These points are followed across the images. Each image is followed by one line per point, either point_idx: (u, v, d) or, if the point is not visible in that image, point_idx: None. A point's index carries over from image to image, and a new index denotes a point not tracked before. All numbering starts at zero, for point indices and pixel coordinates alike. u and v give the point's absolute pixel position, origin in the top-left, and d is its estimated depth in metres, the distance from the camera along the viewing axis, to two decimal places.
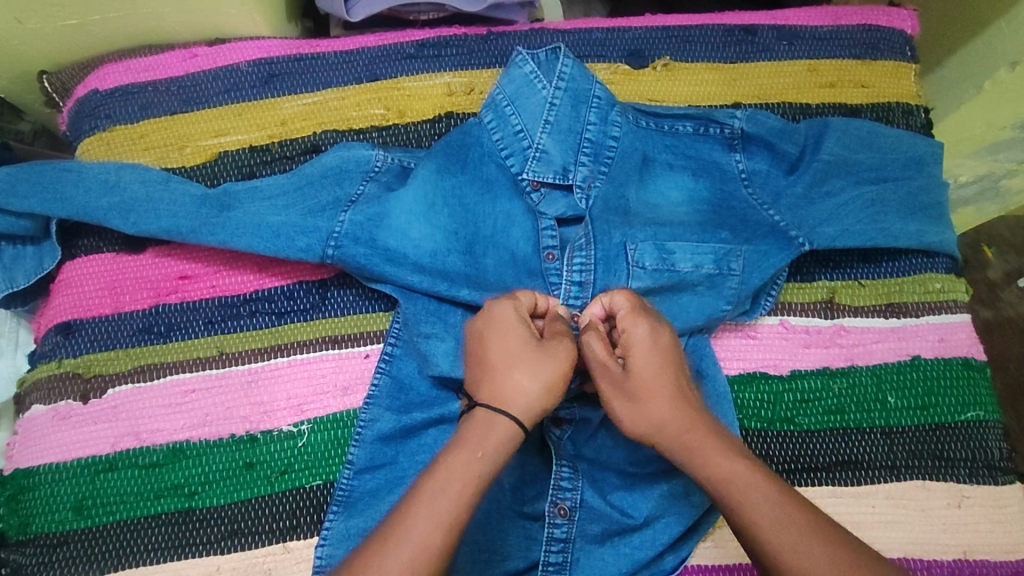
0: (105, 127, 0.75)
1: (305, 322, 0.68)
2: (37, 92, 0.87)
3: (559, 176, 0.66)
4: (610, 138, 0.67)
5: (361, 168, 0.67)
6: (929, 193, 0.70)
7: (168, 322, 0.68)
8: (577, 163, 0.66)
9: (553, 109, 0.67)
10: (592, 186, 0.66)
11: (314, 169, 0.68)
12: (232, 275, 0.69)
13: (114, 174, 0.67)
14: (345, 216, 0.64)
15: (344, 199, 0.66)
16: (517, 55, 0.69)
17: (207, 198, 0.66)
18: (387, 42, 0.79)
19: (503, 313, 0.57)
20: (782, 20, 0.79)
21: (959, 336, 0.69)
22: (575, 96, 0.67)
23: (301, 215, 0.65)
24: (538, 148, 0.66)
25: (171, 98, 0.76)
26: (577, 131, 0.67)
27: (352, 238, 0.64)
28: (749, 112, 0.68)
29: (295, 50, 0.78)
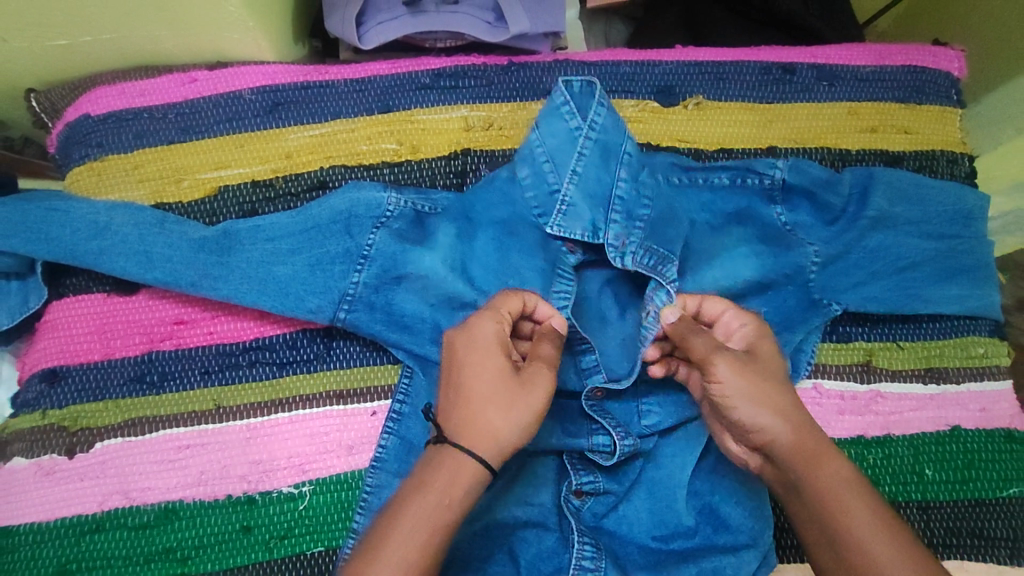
0: (96, 157, 0.71)
1: (308, 375, 0.64)
2: (26, 108, 0.82)
3: (589, 232, 0.61)
4: (643, 198, 0.62)
5: (373, 213, 0.63)
6: (976, 254, 0.67)
7: (161, 371, 0.64)
8: (608, 220, 0.61)
9: (584, 156, 0.62)
10: (626, 242, 0.61)
11: (322, 211, 0.63)
12: (230, 321, 0.65)
13: (104, 214, 0.63)
14: (360, 276, 0.61)
15: (357, 253, 0.61)
16: (557, 83, 0.63)
17: (204, 245, 0.61)
18: (402, 71, 0.74)
19: (490, 330, 0.53)
20: (822, 58, 0.75)
21: (1001, 406, 0.65)
22: (607, 147, 0.62)
23: (308, 267, 0.61)
24: (565, 199, 0.62)
25: (169, 127, 0.71)
26: (608, 182, 0.62)
27: (365, 304, 0.61)
28: (790, 164, 0.64)
29: (303, 78, 0.73)
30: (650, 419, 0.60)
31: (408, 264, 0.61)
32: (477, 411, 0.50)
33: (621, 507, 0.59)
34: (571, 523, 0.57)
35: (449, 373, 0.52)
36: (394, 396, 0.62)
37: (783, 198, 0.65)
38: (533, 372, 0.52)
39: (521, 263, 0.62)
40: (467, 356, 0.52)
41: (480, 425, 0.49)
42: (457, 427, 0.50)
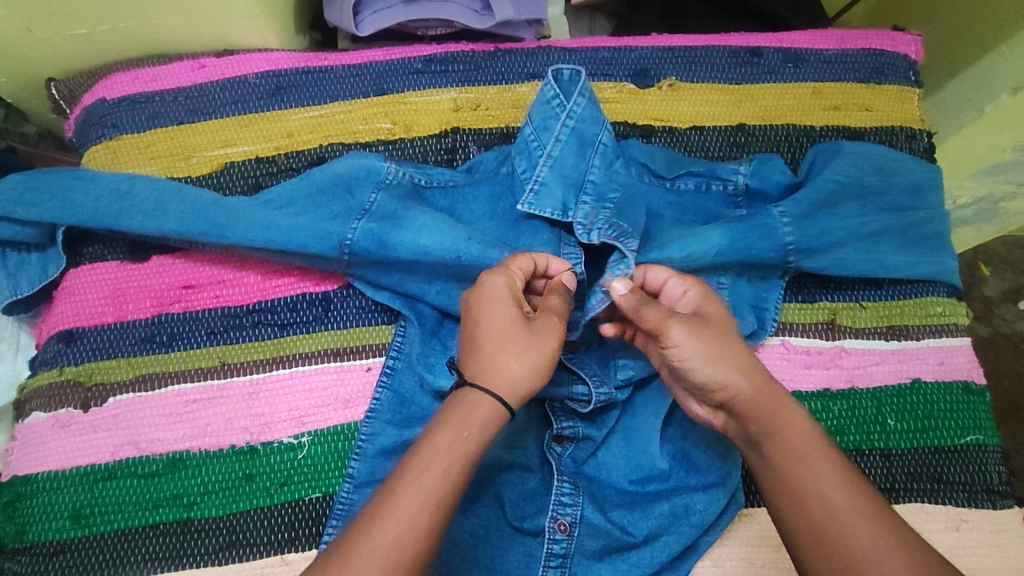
0: (111, 137, 0.76)
1: (307, 334, 0.69)
2: (45, 98, 0.88)
3: (559, 211, 0.66)
4: (615, 184, 0.68)
5: (372, 179, 0.68)
6: (930, 221, 0.72)
7: (170, 332, 0.68)
8: (578, 202, 0.66)
9: (567, 140, 0.68)
10: (594, 220, 0.65)
11: (324, 175, 0.69)
12: (235, 285, 0.70)
13: (126, 183, 0.68)
14: (359, 224, 0.65)
15: (358, 208, 0.67)
16: (552, 68, 0.70)
17: (218, 203, 0.66)
18: (396, 57, 0.79)
19: (503, 285, 0.56)
20: (788, 43, 0.80)
21: (959, 359, 0.69)
22: (586, 132, 0.68)
23: (312, 221, 0.66)
24: (538, 180, 0.67)
25: (179, 108, 0.77)
26: (583, 168, 0.68)
27: (365, 248, 0.65)
28: (754, 164, 0.72)
29: (303, 63, 0.78)
30: (624, 373, 0.63)
31: (403, 213, 0.65)
32: (492, 358, 0.54)
33: (600, 453, 0.63)
34: (553, 466, 0.61)
35: (467, 327, 0.56)
36: (387, 353, 0.67)
37: (746, 202, 0.72)
38: (541, 321, 0.56)
39: (524, 228, 0.68)
40: (482, 310, 0.56)
41: (495, 370, 0.53)
42: (475, 374, 0.54)
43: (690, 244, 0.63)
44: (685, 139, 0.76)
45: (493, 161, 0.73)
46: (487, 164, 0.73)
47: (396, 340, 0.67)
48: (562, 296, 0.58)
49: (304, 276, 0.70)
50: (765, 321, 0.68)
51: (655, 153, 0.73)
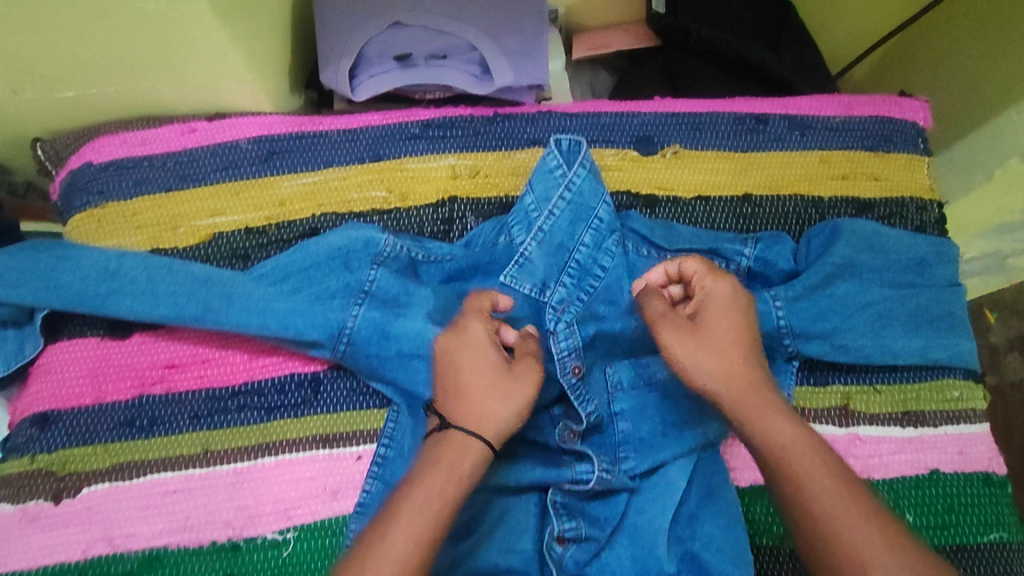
0: (96, 204, 0.73)
1: (296, 419, 0.65)
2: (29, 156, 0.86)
3: (536, 289, 0.67)
4: (600, 265, 0.68)
5: (365, 256, 0.66)
6: (941, 301, 0.69)
7: (151, 416, 0.65)
8: (558, 282, 0.67)
9: (564, 214, 0.67)
10: (566, 308, 0.66)
11: (319, 247, 0.66)
12: (220, 365, 0.67)
13: (115, 261, 0.65)
14: (360, 310, 0.64)
15: (357, 288, 0.65)
16: (552, 141, 0.68)
17: (212, 279, 0.65)
18: (392, 122, 0.77)
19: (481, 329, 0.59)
20: (793, 109, 0.78)
21: (978, 449, 0.66)
22: (577, 209, 0.67)
23: (309, 303, 0.63)
24: (523, 254, 0.66)
25: (168, 175, 0.74)
26: (569, 246, 0.67)
27: (364, 338, 0.64)
28: (759, 247, 0.69)
29: (297, 128, 0.76)
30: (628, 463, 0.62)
31: (408, 298, 0.65)
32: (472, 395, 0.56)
33: (603, 554, 0.59)
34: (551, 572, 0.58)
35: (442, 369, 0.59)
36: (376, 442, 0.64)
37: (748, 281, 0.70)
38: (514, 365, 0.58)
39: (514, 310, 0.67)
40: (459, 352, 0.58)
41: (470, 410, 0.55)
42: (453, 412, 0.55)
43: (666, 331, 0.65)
44: (690, 210, 0.74)
45: (490, 232, 0.71)
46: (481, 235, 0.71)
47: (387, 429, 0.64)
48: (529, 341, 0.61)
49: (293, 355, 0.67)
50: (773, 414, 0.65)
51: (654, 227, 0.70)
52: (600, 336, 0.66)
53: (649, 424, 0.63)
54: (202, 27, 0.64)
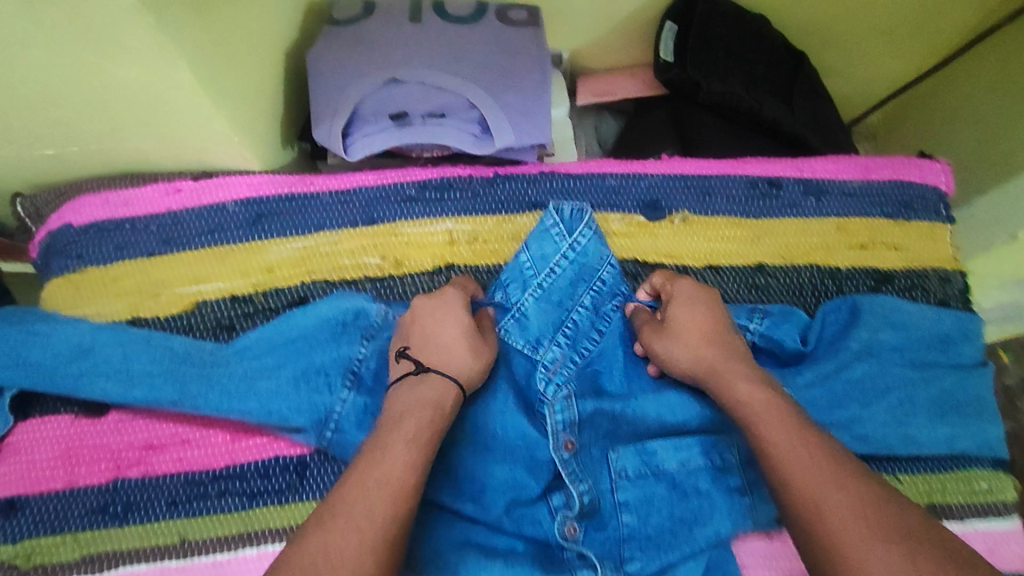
0: (75, 268, 0.70)
1: (280, 506, 0.62)
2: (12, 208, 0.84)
3: (530, 347, 0.64)
4: (596, 331, 0.65)
5: (351, 321, 0.63)
6: (967, 384, 0.65)
7: (126, 501, 0.62)
8: (552, 341, 0.64)
9: (561, 279, 0.65)
10: (558, 369, 0.63)
11: (306, 318, 0.63)
12: (201, 446, 0.63)
13: (89, 337, 0.62)
14: (348, 393, 0.61)
15: (346, 366, 0.62)
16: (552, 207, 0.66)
17: (193, 354, 0.61)
18: (387, 181, 0.73)
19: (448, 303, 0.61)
20: (809, 172, 0.74)
21: (1008, 547, 0.62)
22: (576, 277, 0.66)
23: (293, 383, 0.60)
24: (519, 310, 0.65)
25: (150, 238, 0.71)
26: (567, 313, 0.65)
27: (352, 422, 0.60)
28: (766, 322, 0.64)
29: (287, 188, 0.72)
30: (635, 566, 0.57)
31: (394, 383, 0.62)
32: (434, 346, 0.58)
33: None
34: None
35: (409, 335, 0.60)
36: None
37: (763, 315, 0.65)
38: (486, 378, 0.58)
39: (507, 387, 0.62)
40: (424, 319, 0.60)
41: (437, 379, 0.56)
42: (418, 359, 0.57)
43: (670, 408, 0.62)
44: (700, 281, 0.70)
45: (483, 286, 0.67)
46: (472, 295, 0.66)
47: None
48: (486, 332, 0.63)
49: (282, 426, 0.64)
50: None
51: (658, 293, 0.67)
52: (599, 414, 0.61)
53: (654, 514, 0.59)
54: (185, 92, 0.61)
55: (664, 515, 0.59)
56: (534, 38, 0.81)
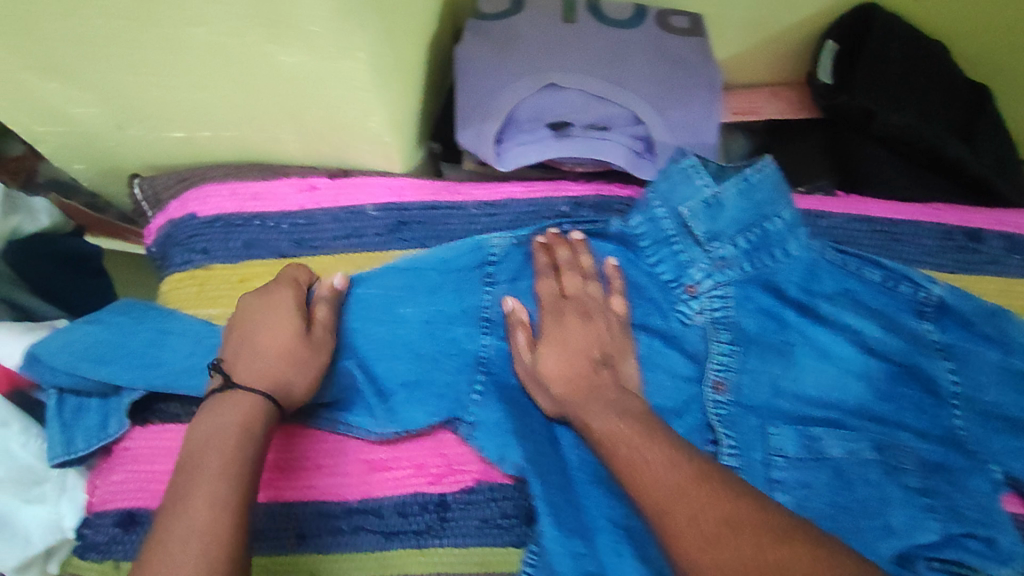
0: (198, 264, 0.66)
1: (418, 550, 0.57)
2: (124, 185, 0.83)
3: (708, 237, 0.62)
4: (781, 249, 0.61)
5: (479, 259, 0.62)
6: None
7: (252, 529, 0.58)
8: (731, 240, 0.62)
9: (714, 211, 0.61)
10: (726, 266, 0.62)
11: (426, 258, 0.62)
12: (335, 475, 0.59)
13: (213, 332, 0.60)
14: (488, 338, 0.62)
15: (477, 313, 0.62)
16: (687, 156, 0.62)
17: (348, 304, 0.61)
18: (538, 195, 0.67)
19: (592, 296, 0.61)
20: (1009, 226, 0.68)
21: None
22: (737, 215, 0.61)
23: (433, 329, 0.61)
24: (710, 199, 0.61)
25: (281, 238, 0.66)
26: (723, 245, 0.62)
27: (501, 363, 0.62)
28: (964, 374, 0.60)
29: (432, 196, 0.67)
30: None
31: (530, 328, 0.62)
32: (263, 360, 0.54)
33: None
34: None
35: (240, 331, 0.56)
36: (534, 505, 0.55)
37: (935, 316, 0.61)
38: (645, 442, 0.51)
39: (653, 361, 0.62)
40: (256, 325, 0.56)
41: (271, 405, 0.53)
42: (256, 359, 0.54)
43: (829, 393, 0.61)
44: None
45: (655, 229, 0.64)
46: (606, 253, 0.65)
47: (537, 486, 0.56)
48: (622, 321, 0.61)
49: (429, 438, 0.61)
50: (1006, 556, 0.53)
51: (823, 248, 0.62)
52: (759, 376, 0.61)
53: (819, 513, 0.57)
54: (340, 91, 0.56)
55: (824, 502, 0.57)
56: (700, 50, 0.73)
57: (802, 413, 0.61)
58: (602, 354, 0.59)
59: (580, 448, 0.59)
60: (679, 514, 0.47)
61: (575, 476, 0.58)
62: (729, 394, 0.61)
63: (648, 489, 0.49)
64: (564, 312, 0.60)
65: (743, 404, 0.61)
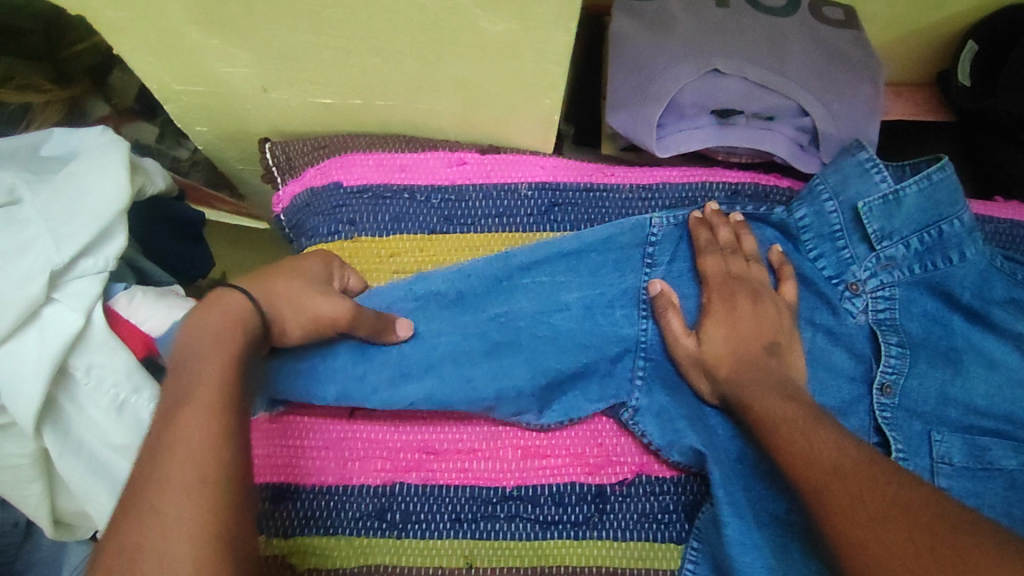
0: (347, 235, 0.64)
1: (576, 542, 0.56)
2: (239, 150, 0.80)
3: (879, 235, 0.60)
4: (956, 252, 0.59)
5: (638, 237, 0.60)
6: None
7: (405, 511, 0.56)
8: (902, 240, 0.60)
9: (890, 209, 0.59)
10: (891, 266, 0.60)
11: (585, 236, 0.60)
12: (489, 459, 0.58)
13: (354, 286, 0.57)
14: (647, 322, 0.59)
15: (636, 293, 0.60)
16: (863, 148, 0.60)
17: (517, 289, 0.59)
18: (695, 180, 0.66)
19: (763, 283, 0.59)
20: None
21: None
22: (914, 215, 0.59)
23: (592, 307, 0.59)
24: (889, 194, 0.59)
25: (431, 213, 0.64)
26: (894, 244, 0.60)
27: (659, 350, 0.60)
28: None
29: (587, 178, 0.65)
30: None
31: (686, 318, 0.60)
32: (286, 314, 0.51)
33: None
34: None
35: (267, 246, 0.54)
36: (713, 486, 0.54)
37: None
38: (818, 435, 0.49)
39: (817, 359, 0.61)
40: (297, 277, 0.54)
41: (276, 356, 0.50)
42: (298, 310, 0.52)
43: (1000, 402, 0.59)
44: None
45: (820, 224, 0.62)
46: (768, 241, 0.64)
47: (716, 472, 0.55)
48: (791, 309, 0.59)
49: (586, 424, 0.60)
50: None
51: (993, 255, 0.60)
52: (928, 381, 0.60)
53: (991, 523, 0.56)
54: (521, 58, 0.53)
55: (997, 512, 0.57)
56: (857, 42, 0.71)
57: (970, 423, 0.59)
58: (772, 344, 0.56)
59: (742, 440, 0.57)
60: (838, 491, 0.45)
61: (742, 468, 0.56)
62: (895, 398, 0.59)
63: (803, 466, 0.48)
64: (737, 295, 0.58)
65: (910, 408, 0.59)
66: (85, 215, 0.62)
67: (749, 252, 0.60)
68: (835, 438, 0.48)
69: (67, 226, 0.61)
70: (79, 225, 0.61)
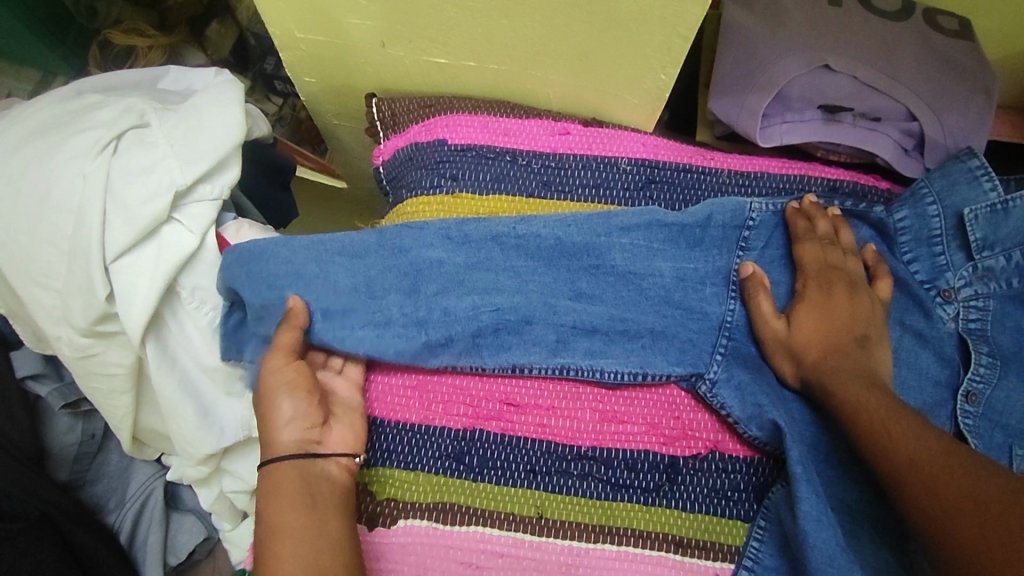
0: (448, 191, 0.66)
1: (645, 508, 0.56)
2: (338, 106, 0.83)
3: (979, 245, 0.59)
4: None
5: (736, 222, 0.61)
6: None
7: (482, 457, 0.58)
8: (1003, 251, 0.58)
9: (997, 218, 0.58)
10: (988, 278, 0.59)
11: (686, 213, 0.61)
12: (567, 417, 0.59)
13: (456, 231, 0.60)
14: (736, 304, 0.61)
15: (730, 274, 0.61)
16: (975, 156, 0.60)
17: (613, 246, 0.60)
18: (793, 171, 0.67)
19: (855, 276, 0.60)
20: None
21: None
22: (1020, 226, 0.58)
23: (683, 284, 0.61)
24: (994, 203, 0.59)
25: (531, 178, 0.66)
26: (995, 255, 0.59)
27: (745, 332, 0.61)
28: None
29: (687, 159, 0.66)
30: None
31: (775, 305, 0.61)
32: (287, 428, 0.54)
33: None
34: None
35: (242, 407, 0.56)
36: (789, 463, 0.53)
37: None
38: (899, 425, 0.49)
39: (902, 359, 0.61)
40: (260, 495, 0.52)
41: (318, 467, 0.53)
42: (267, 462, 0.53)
43: None
44: None
45: (916, 227, 0.62)
46: (863, 240, 0.65)
47: (794, 450, 0.54)
48: (884, 305, 0.60)
49: (665, 395, 0.60)
50: None
51: None
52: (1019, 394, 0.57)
53: None
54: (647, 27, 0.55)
55: None
56: (972, 52, 0.70)
57: None
58: (860, 335, 0.57)
59: (820, 431, 0.57)
60: (921, 482, 0.45)
61: (819, 456, 0.56)
62: (979, 407, 0.58)
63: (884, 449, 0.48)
64: (834, 285, 0.59)
65: (995, 419, 0.58)
66: (206, 145, 0.64)
67: (847, 245, 0.61)
68: (921, 431, 0.48)
69: (189, 153, 0.64)
70: (201, 153, 0.64)
